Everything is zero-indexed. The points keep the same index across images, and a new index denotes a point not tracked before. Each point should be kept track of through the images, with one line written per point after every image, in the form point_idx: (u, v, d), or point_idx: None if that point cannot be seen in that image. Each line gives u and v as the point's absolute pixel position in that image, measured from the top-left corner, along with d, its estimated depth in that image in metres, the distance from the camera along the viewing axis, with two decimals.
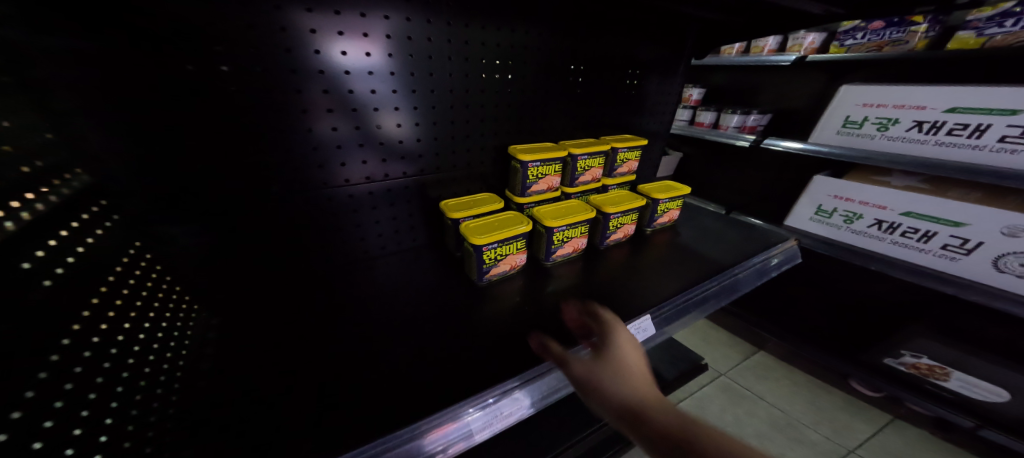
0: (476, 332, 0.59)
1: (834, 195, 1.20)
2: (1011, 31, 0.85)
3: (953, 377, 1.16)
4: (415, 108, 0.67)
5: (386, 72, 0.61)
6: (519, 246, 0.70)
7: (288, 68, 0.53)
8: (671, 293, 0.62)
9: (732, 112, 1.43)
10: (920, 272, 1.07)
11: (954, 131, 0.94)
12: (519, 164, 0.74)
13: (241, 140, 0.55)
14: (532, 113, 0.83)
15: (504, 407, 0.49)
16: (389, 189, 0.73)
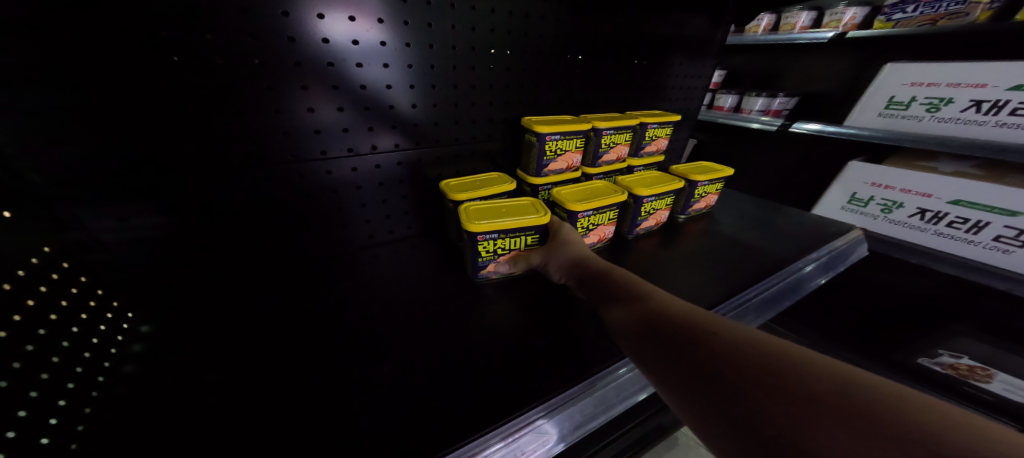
0: (492, 340, 0.48)
1: (870, 183, 1.08)
2: None
3: (998, 379, 0.92)
4: (409, 67, 0.53)
5: (375, 18, 0.47)
6: (528, 240, 0.57)
7: (238, 6, 0.39)
8: (722, 292, 0.52)
9: (756, 95, 1.35)
10: (967, 265, 0.92)
11: (1020, 110, 0.82)
12: (535, 137, 0.62)
13: (170, 96, 0.40)
14: (551, 82, 0.71)
15: (526, 443, 0.37)
16: (377, 165, 0.59)
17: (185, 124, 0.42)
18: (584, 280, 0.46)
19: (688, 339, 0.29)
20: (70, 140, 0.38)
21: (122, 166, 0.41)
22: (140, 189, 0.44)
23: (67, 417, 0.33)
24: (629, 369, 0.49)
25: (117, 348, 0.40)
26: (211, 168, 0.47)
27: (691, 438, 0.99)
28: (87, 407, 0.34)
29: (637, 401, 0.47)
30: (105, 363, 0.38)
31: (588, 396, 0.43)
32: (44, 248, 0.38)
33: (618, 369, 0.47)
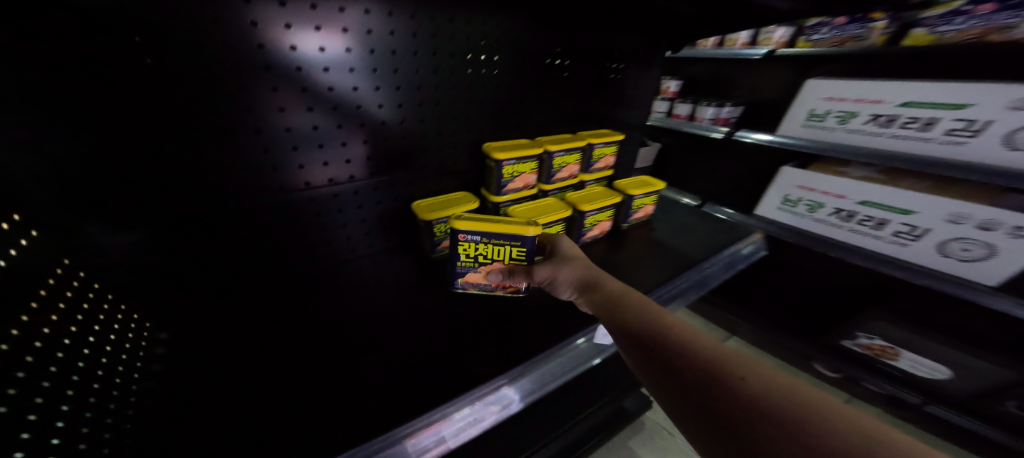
0: (469, 344, 0.53)
1: (799, 186, 1.16)
2: (960, 28, 0.86)
3: (903, 356, 1.13)
4: (381, 107, 0.59)
5: (346, 69, 0.52)
6: (516, 253, 0.54)
7: (225, 64, 0.44)
8: (646, 290, 0.62)
9: (707, 105, 1.44)
10: (874, 257, 1.05)
11: (907, 124, 0.93)
12: (494, 161, 0.70)
13: (164, 139, 0.44)
14: (511, 105, 0.78)
15: (492, 403, 0.48)
16: (356, 191, 0.64)
17: (183, 158, 0.46)
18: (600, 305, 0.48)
19: (713, 384, 0.33)
20: (76, 173, 0.41)
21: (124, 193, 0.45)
22: (135, 216, 0.47)
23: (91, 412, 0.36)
24: (585, 341, 0.61)
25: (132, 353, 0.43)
26: (201, 196, 0.50)
27: (655, 423, 1.09)
28: (113, 403, 0.37)
29: (592, 363, 0.61)
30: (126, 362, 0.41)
31: (551, 362, 0.55)
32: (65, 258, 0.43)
33: (576, 340, 0.59)
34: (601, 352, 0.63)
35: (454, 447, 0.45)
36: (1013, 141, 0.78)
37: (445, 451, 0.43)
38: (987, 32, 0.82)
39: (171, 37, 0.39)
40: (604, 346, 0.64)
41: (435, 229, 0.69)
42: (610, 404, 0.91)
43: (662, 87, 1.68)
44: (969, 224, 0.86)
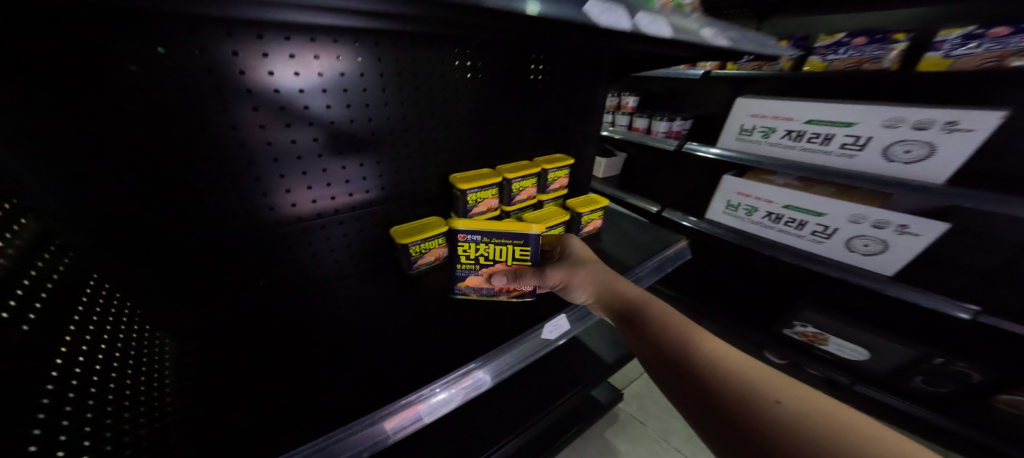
0: (447, 346, 0.60)
1: (738, 192, 1.41)
2: (842, 57, 1.10)
3: (831, 341, 1.35)
4: (359, 151, 0.65)
5: (326, 122, 0.58)
6: (509, 250, 0.64)
7: (229, 124, 0.50)
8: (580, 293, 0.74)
9: (661, 119, 1.57)
10: (799, 254, 1.30)
11: (812, 139, 1.14)
12: (459, 191, 0.79)
13: (177, 186, 0.50)
14: (477, 135, 0.84)
15: (464, 383, 0.57)
16: (341, 222, 0.69)
17: (191, 199, 0.52)
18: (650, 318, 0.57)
19: (759, 405, 0.42)
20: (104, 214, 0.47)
21: (137, 232, 0.50)
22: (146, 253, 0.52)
23: (135, 420, 0.41)
24: (550, 332, 0.71)
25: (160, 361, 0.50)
26: (205, 233, 0.56)
27: (628, 414, 1.19)
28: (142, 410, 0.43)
29: (558, 342, 0.74)
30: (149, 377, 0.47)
31: (514, 351, 0.64)
32: (93, 274, 0.47)
33: (540, 332, 0.69)
34: (544, 348, 0.71)
35: (430, 421, 0.54)
36: (890, 153, 0.99)
37: (422, 425, 0.53)
38: (862, 63, 1.07)
39: (182, 101, 0.46)
40: (550, 341, 0.72)
41: (412, 251, 0.74)
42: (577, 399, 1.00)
43: (621, 103, 1.78)
44: (865, 223, 1.10)
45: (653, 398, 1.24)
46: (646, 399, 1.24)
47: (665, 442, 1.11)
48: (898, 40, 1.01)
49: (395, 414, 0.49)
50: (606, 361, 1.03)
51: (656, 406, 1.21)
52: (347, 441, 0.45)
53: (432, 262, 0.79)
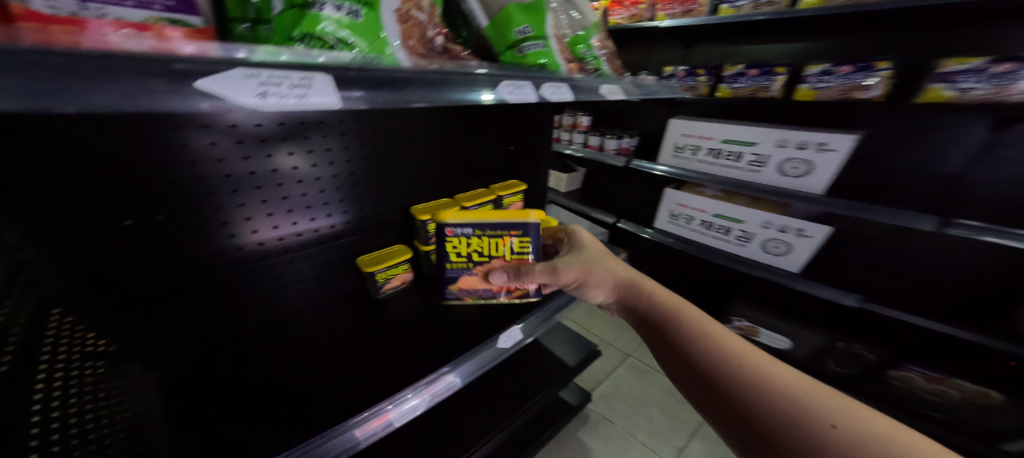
0: (419, 359, 0.64)
1: (679, 204, 1.58)
2: (745, 85, 1.31)
3: (763, 333, 1.57)
4: (322, 191, 0.69)
5: (291, 167, 0.63)
6: (502, 241, 0.63)
7: (196, 176, 0.54)
8: (533, 306, 0.81)
9: (612, 138, 1.71)
10: (730, 257, 1.49)
11: (727, 156, 1.34)
12: (419, 221, 0.79)
13: (142, 229, 0.52)
14: (439, 165, 0.89)
15: (433, 386, 0.60)
16: (309, 255, 0.72)
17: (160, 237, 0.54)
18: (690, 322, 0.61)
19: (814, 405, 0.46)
20: (70, 255, 0.48)
21: (97, 269, 0.50)
22: (108, 288, 0.52)
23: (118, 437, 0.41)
24: (508, 339, 0.73)
25: (132, 388, 0.49)
26: (172, 269, 0.57)
27: (599, 414, 1.27)
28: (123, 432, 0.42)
29: (527, 342, 0.77)
30: (123, 403, 0.46)
31: (476, 358, 0.67)
32: (55, 309, 0.46)
33: (496, 341, 0.71)
34: (499, 356, 0.72)
35: (400, 424, 0.56)
36: (783, 169, 1.21)
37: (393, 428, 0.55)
38: (756, 91, 1.30)
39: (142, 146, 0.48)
40: (505, 350, 0.73)
41: (378, 277, 0.76)
42: (539, 407, 1.05)
43: (576, 122, 1.89)
44: (774, 227, 1.32)
45: (620, 396, 1.34)
46: (615, 398, 1.32)
47: (632, 437, 1.19)
48: (780, 72, 1.23)
49: (367, 419, 0.53)
50: (570, 365, 1.11)
51: (622, 404, 1.30)
52: (319, 450, 0.48)
53: (398, 286, 0.80)
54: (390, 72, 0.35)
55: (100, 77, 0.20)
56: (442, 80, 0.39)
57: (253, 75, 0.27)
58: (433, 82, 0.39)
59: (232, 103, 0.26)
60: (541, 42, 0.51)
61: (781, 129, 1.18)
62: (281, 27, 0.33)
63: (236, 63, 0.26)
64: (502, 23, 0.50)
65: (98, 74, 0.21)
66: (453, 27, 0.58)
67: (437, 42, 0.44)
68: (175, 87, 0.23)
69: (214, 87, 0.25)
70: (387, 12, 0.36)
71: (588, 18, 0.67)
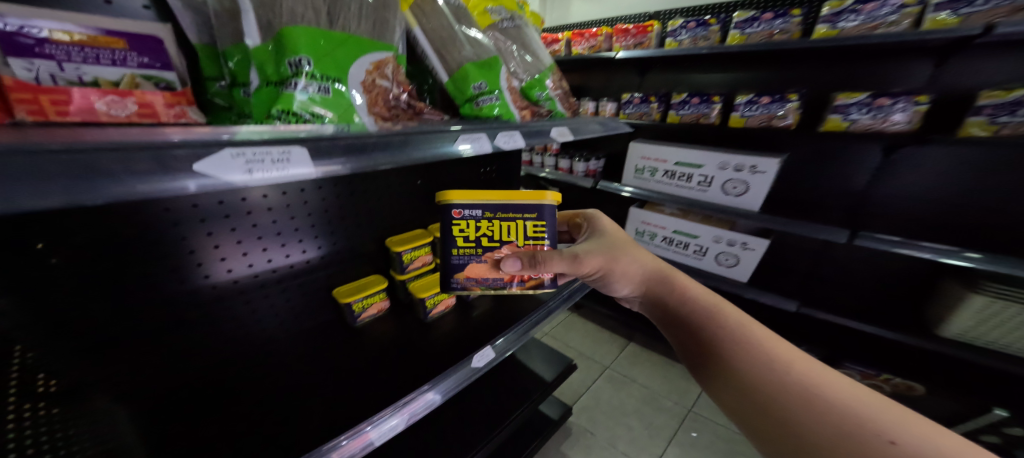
0: (400, 380, 0.66)
1: (643, 221, 1.65)
2: (692, 111, 1.43)
3: None
4: (296, 230, 0.73)
5: (265, 208, 0.66)
6: (512, 227, 0.57)
7: (170, 222, 0.57)
8: (506, 325, 0.84)
9: (581, 161, 1.80)
10: (691, 270, 1.58)
11: (680, 177, 1.46)
12: (394, 252, 0.82)
13: (113, 270, 0.54)
14: (412, 198, 0.93)
15: (413, 405, 0.61)
16: (284, 289, 0.74)
17: (140, 277, 0.56)
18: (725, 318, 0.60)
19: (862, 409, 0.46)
20: (32, 294, 0.48)
21: (61, 306, 0.50)
22: (73, 325, 0.52)
23: None
24: (483, 360, 0.74)
25: (85, 428, 0.47)
26: (141, 304, 0.57)
27: (581, 426, 1.30)
28: None
29: (507, 355, 0.78)
30: (76, 442, 0.44)
31: (453, 377, 0.68)
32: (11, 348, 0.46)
33: (471, 362, 0.72)
34: (472, 375, 0.72)
35: (380, 443, 0.57)
36: (726, 189, 1.35)
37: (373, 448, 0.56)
38: (699, 117, 1.42)
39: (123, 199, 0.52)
40: (479, 369, 0.74)
41: (355, 308, 0.77)
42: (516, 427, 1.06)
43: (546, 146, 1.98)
44: (725, 241, 1.43)
45: (600, 408, 1.38)
46: (595, 410, 1.36)
47: (614, 448, 1.22)
48: (716, 101, 1.37)
49: (348, 440, 0.53)
50: (548, 379, 1.15)
51: (602, 415, 1.34)
52: None
53: (375, 315, 0.82)
54: (362, 138, 0.39)
55: (95, 171, 0.23)
56: (405, 141, 0.43)
57: (240, 154, 0.30)
58: (396, 144, 0.42)
59: (223, 180, 0.30)
60: (494, 95, 0.57)
61: (722, 153, 1.32)
62: (263, 104, 0.39)
63: (226, 145, 0.30)
64: (460, 79, 0.56)
65: (94, 172, 0.23)
66: (418, 78, 0.63)
67: (400, 98, 0.49)
68: (166, 170, 0.26)
69: (210, 169, 0.29)
70: (352, 84, 0.42)
71: (543, 61, 0.75)
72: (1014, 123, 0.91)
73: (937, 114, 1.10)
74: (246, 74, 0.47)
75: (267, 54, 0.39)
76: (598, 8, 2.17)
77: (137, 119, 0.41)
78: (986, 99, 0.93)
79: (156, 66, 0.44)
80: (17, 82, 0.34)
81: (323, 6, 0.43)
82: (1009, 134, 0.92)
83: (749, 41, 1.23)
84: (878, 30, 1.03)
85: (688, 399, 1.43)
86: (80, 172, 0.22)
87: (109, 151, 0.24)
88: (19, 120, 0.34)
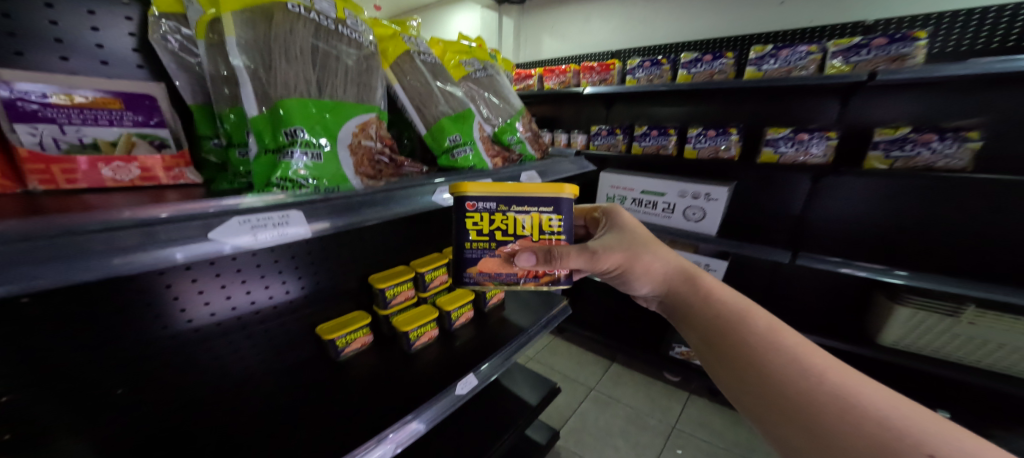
0: (385, 410, 0.67)
1: None
2: (652, 144, 1.55)
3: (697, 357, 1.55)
4: (279, 272, 0.75)
5: (249, 254, 0.70)
6: (524, 223, 0.54)
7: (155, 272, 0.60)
8: (488, 353, 0.86)
9: None
10: None
11: (646, 205, 1.56)
12: (377, 288, 0.85)
13: (95, 317, 0.55)
14: (393, 234, 0.97)
15: (396, 434, 0.63)
16: (266, 328, 0.75)
17: (121, 323, 0.57)
18: (755, 320, 0.56)
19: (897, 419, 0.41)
20: (13, 342, 0.48)
21: (39, 354, 0.50)
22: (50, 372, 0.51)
23: None
24: (465, 388, 0.77)
25: None
26: (120, 348, 0.58)
27: (568, 450, 1.30)
28: None
29: (491, 379, 0.81)
30: None
31: (436, 406, 0.70)
32: None
33: (454, 390, 0.75)
34: (456, 403, 0.75)
35: None
36: (687, 215, 1.46)
37: None
38: (658, 149, 1.55)
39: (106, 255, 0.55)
40: (462, 396, 0.76)
41: (339, 344, 0.77)
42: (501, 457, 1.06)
43: None
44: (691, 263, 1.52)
45: (587, 430, 1.39)
46: (582, 433, 1.37)
47: None
48: (672, 134, 1.50)
49: None
50: (532, 404, 1.17)
51: (590, 437, 1.35)
52: None
53: (359, 348, 0.82)
54: (349, 196, 0.46)
55: (89, 254, 0.28)
56: (389, 197, 0.50)
57: (245, 220, 0.37)
58: (381, 201, 0.50)
59: (230, 245, 0.36)
60: (467, 147, 0.65)
61: (681, 182, 1.44)
62: (261, 168, 0.44)
63: (233, 214, 0.37)
64: (437, 133, 0.63)
65: (80, 253, 0.27)
66: (399, 129, 0.71)
67: (382, 158, 0.55)
68: (154, 243, 0.31)
69: (220, 236, 0.35)
70: (341, 150, 0.48)
71: (512, 105, 0.83)
72: (903, 157, 1.10)
73: (850, 147, 1.32)
74: (242, 135, 0.52)
75: (265, 122, 0.44)
76: (566, 47, 2.37)
77: (140, 182, 0.46)
78: (881, 135, 1.13)
79: (150, 124, 0.47)
80: (33, 154, 0.38)
81: (314, 77, 0.49)
82: (902, 166, 1.11)
83: (694, 79, 1.38)
84: (793, 72, 1.21)
85: (671, 417, 1.46)
86: (70, 252, 0.27)
87: (100, 231, 0.29)
88: (32, 189, 0.39)
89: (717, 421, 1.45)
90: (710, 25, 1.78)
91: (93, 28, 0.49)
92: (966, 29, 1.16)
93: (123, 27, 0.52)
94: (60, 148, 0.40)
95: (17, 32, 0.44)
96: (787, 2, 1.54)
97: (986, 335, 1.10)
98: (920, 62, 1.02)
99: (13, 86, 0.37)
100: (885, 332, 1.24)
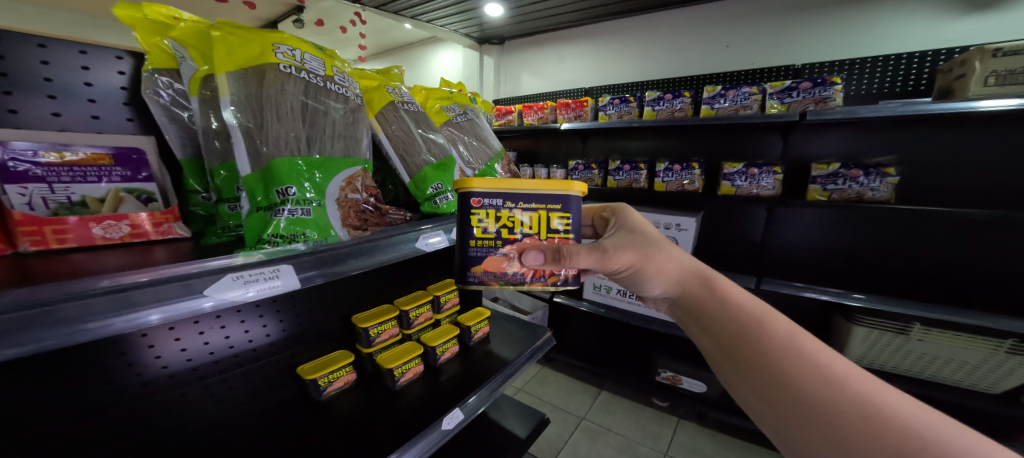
0: (368, 449, 0.66)
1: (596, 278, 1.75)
2: (625, 178, 1.65)
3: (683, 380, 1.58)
4: (261, 315, 0.75)
5: None
6: (533, 217, 0.55)
7: None
8: (475, 385, 0.87)
9: None
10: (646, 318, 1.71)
11: None
12: (360, 328, 0.85)
13: (64, 369, 0.54)
14: (377, 272, 0.98)
15: None
16: (245, 371, 0.74)
17: (93, 373, 0.56)
18: (778, 324, 0.54)
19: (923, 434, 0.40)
20: None
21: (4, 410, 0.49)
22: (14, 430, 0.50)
23: None
24: (452, 422, 0.76)
25: None
26: (89, 401, 0.56)
27: None
28: None
29: (478, 411, 0.82)
30: None
31: (421, 443, 0.69)
32: None
33: (440, 425, 0.74)
34: (442, 437, 0.74)
35: None
36: None
37: None
38: (631, 182, 1.65)
39: None
40: (449, 430, 0.76)
41: (321, 383, 0.76)
42: None
43: None
44: None
45: None
46: None
47: None
48: (643, 168, 1.61)
49: None
50: (522, 438, 1.15)
51: None
52: None
53: (343, 387, 0.80)
54: (333, 249, 0.50)
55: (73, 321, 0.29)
56: (373, 247, 0.54)
57: (238, 276, 0.40)
58: (366, 251, 0.53)
59: (223, 299, 0.39)
60: (448, 193, 0.70)
61: (653, 214, 1.52)
62: (254, 219, 0.47)
63: (228, 271, 0.40)
64: (419, 182, 0.67)
65: (51, 323, 0.28)
66: (385, 176, 0.76)
67: (366, 205, 0.58)
68: (134, 305, 0.33)
69: (214, 291, 0.38)
70: (330, 204, 0.52)
71: (491, 146, 0.89)
72: (838, 190, 1.22)
73: (801, 175, 1.45)
74: (232, 190, 0.54)
75: (257, 180, 0.48)
76: (541, 84, 2.53)
77: (129, 238, 0.48)
78: (816, 171, 1.25)
79: (139, 179, 0.49)
80: (26, 216, 0.40)
81: (303, 134, 0.53)
82: (838, 198, 1.22)
83: (659, 116, 1.50)
84: (740, 111, 1.35)
85: (663, 443, 1.45)
86: (48, 321, 0.28)
87: (83, 297, 0.30)
88: (22, 251, 0.40)
89: (706, 446, 1.45)
90: (669, 65, 1.96)
91: (86, 83, 0.52)
92: (883, 70, 1.33)
93: (116, 83, 0.55)
94: (48, 207, 0.42)
95: (13, 90, 0.46)
96: (732, 47, 1.74)
97: (942, 350, 1.18)
98: (840, 103, 1.16)
99: (9, 146, 0.39)
100: (848, 351, 1.31)
